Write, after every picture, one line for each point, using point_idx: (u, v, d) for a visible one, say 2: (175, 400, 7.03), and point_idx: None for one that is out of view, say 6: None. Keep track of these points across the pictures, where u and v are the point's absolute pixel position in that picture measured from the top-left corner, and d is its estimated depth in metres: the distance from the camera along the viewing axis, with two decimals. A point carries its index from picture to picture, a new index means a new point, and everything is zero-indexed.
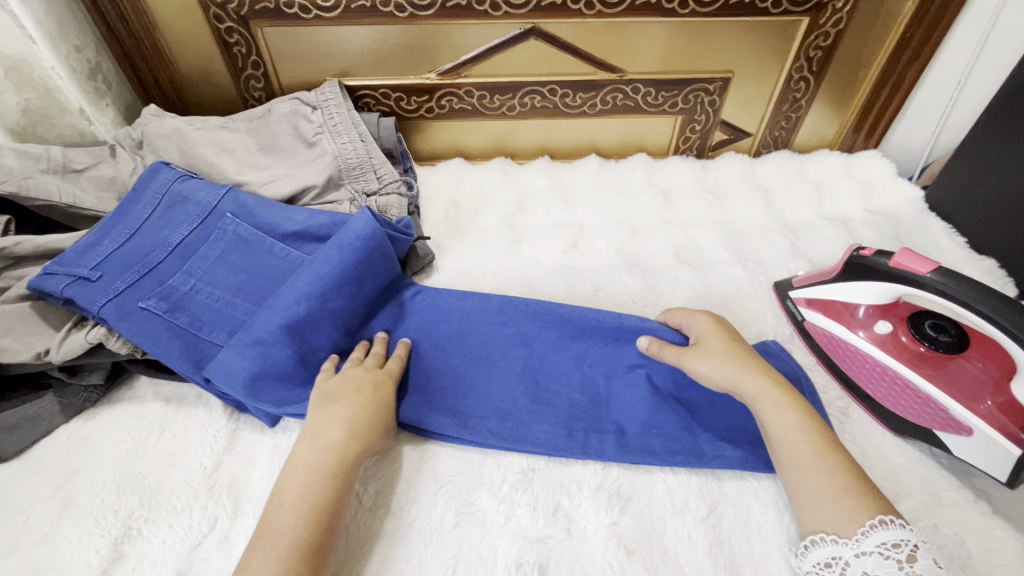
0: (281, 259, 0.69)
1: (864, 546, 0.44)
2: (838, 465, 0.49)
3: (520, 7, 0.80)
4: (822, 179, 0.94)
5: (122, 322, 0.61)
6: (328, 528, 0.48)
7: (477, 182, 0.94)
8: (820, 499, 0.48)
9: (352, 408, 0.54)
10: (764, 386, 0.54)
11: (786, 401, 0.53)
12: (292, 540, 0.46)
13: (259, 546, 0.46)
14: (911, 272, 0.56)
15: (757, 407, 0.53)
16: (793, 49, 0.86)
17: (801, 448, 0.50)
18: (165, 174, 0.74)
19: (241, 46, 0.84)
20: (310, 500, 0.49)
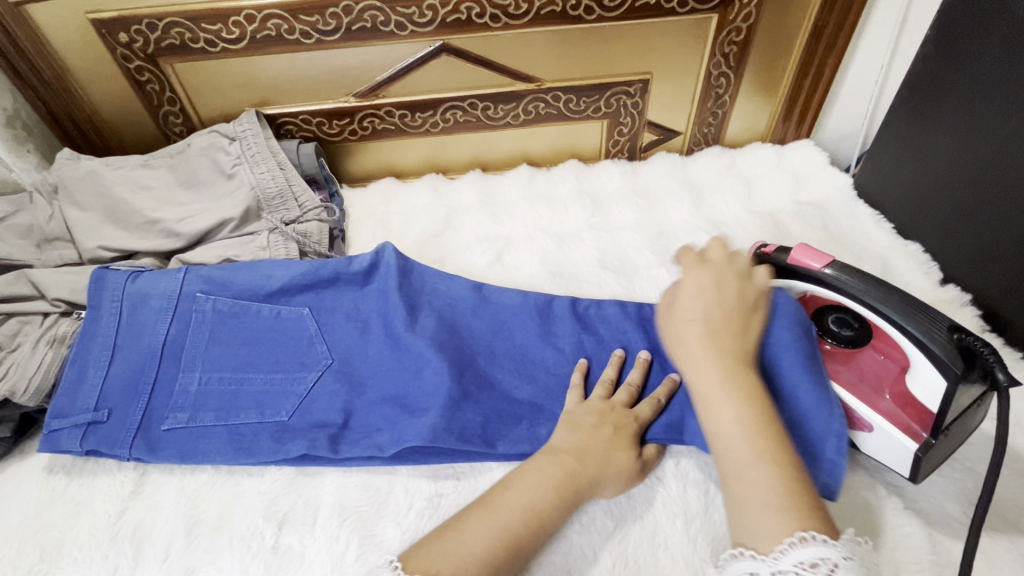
0: (276, 319, 0.71)
1: (782, 564, 0.39)
2: (764, 477, 0.43)
3: (426, 25, 0.79)
4: (753, 172, 0.93)
5: (156, 451, 0.61)
6: (539, 528, 0.49)
7: (407, 201, 0.93)
8: (741, 510, 0.43)
9: (589, 437, 0.55)
10: (708, 382, 0.48)
11: (725, 398, 0.47)
12: (507, 522, 0.47)
13: (477, 521, 0.47)
14: (807, 268, 0.55)
15: (705, 405, 0.48)
16: (708, 46, 0.85)
17: (737, 451, 0.45)
18: (113, 278, 0.69)
19: (154, 83, 0.84)
20: (539, 497, 0.49)
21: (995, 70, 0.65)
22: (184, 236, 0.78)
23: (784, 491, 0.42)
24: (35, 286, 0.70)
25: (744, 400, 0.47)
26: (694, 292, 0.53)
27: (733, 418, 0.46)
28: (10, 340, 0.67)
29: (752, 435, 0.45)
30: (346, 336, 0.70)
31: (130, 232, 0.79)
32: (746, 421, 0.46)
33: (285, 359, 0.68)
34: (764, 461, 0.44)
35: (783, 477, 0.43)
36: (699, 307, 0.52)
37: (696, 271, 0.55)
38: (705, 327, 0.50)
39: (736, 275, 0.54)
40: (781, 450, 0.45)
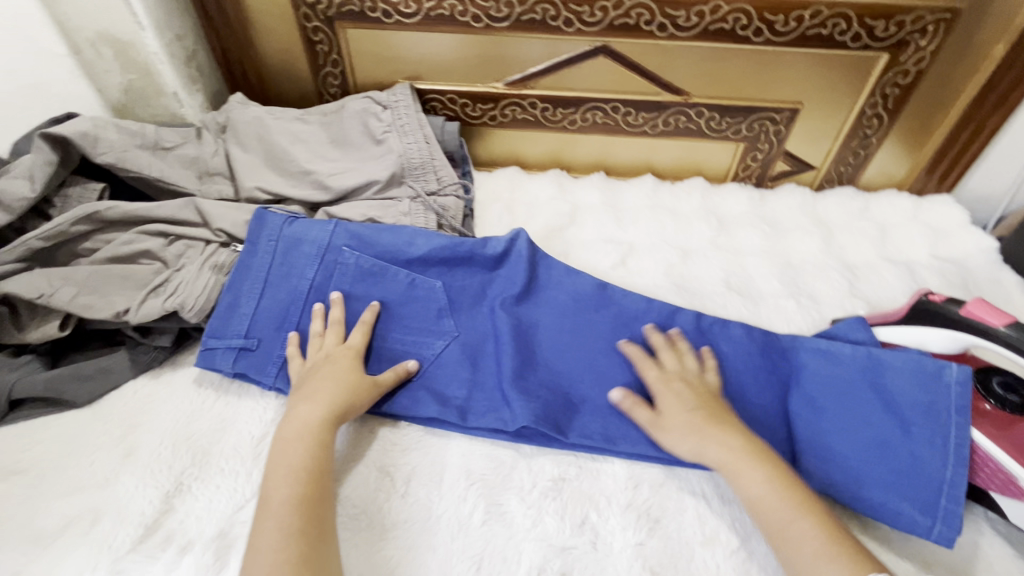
0: (411, 286, 0.72)
1: None
2: (809, 530, 0.48)
3: (593, 25, 0.81)
4: (887, 220, 0.91)
5: None
6: (314, 480, 0.51)
7: (532, 191, 0.95)
8: (799, 568, 0.47)
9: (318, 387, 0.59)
10: (728, 453, 0.54)
11: (751, 469, 0.53)
12: (281, 500, 0.49)
13: (266, 516, 0.48)
14: (983, 322, 0.56)
15: (735, 474, 0.53)
16: (868, 86, 0.84)
17: (776, 511, 0.50)
18: (272, 220, 0.73)
19: (324, 44, 0.89)
20: (299, 461, 0.52)
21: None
22: (333, 191, 0.82)
23: (834, 538, 0.48)
24: (200, 215, 0.76)
25: (770, 466, 0.53)
26: (672, 393, 0.60)
27: (760, 482, 0.52)
28: (175, 260, 0.72)
29: (783, 498, 0.51)
30: (474, 315, 0.72)
31: (285, 179, 0.84)
32: (774, 480, 0.52)
33: (414, 323, 0.70)
34: (803, 515, 0.49)
35: (822, 530, 0.48)
36: (689, 403, 0.59)
37: (662, 380, 0.62)
38: (704, 413, 0.57)
39: (691, 371, 0.63)
40: (811, 504, 0.50)
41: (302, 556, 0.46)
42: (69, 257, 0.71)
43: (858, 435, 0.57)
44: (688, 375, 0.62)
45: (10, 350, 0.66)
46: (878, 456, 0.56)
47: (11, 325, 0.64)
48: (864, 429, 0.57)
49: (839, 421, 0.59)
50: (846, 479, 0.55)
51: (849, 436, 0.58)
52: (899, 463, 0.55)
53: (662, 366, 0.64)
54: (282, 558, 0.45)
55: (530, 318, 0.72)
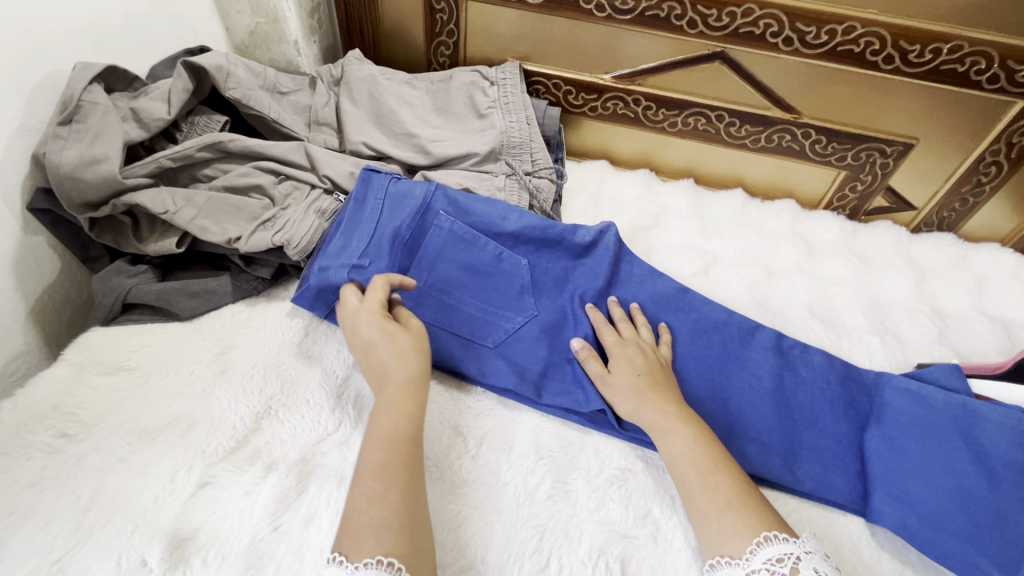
0: (498, 260, 0.73)
1: (752, 563, 0.43)
2: (723, 483, 0.50)
3: (716, 30, 0.80)
4: (985, 273, 0.87)
5: None
6: (402, 446, 0.49)
7: (619, 187, 0.96)
8: (707, 518, 0.48)
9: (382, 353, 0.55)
10: (662, 417, 0.56)
11: (675, 427, 0.55)
12: (368, 463, 0.47)
13: (355, 483, 0.46)
14: None
15: (661, 434, 0.55)
16: (995, 131, 0.80)
17: (697, 464, 0.52)
18: (377, 180, 0.72)
19: (444, 14, 0.91)
20: (388, 430, 0.50)
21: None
22: (433, 156, 0.84)
23: (735, 492, 0.49)
24: (309, 160, 0.79)
25: (691, 427, 0.55)
26: (624, 357, 0.63)
27: (684, 441, 0.54)
28: (282, 199, 0.75)
29: (701, 456, 0.52)
30: (554, 297, 0.72)
31: (389, 139, 0.86)
32: (699, 438, 0.54)
33: (499, 295, 0.71)
34: (719, 470, 0.51)
35: (733, 482, 0.50)
36: (637, 366, 0.62)
37: (629, 346, 0.64)
38: (650, 380, 0.60)
39: (647, 343, 0.66)
40: (729, 464, 0.52)
41: (390, 519, 0.44)
42: (190, 179, 0.75)
43: (937, 482, 0.56)
44: (645, 345, 0.66)
45: (129, 258, 0.72)
46: (960, 505, 0.55)
47: (132, 235, 0.70)
48: (947, 476, 0.56)
49: (918, 464, 0.58)
50: (922, 518, 0.55)
51: (929, 480, 0.57)
52: (979, 516, 0.54)
53: (620, 334, 0.67)
54: (381, 523, 0.43)
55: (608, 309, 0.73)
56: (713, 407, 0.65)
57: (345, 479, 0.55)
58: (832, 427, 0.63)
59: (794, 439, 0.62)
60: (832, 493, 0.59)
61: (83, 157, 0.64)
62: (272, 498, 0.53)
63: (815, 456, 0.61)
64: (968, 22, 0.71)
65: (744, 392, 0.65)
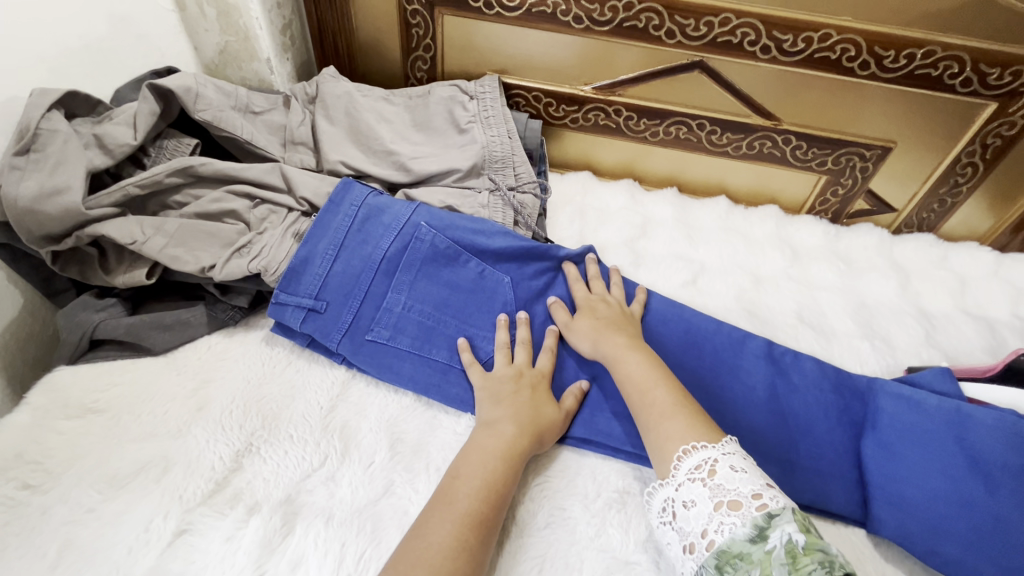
0: (480, 278, 0.72)
1: (680, 471, 0.47)
2: (659, 396, 0.54)
3: (694, 40, 0.80)
4: (966, 272, 0.88)
5: (357, 356, 0.65)
6: (496, 503, 0.51)
7: (603, 198, 0.95)
8: (646, 430, 0.53)
9: (515, 406, 0.59)
10: (617, 346, 0.62)
11: (626, 352, 0.60)
12: (467, 508, 0.49)
13: (444, 516, 0.49)
14: None
15: (616, 361, 0.61)
16: (970, 132, 0.81)
17: (637, 383, 0.57)
18: (358, 189, 0.74)
19: (420, 28, 0.89)
20: (489, 477, 0.52)
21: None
22: (413, 174, 0.82)
23: (674, 403, 0.53)
24: (285, 182, 0.76)
25: (645, 354, 0.60)
26: (589, 306, 0.68)
27: (634, 363, 0.59)
28: (258, 224, 0.72)
29: (647, 373, 0.57)
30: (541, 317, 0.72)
31: (367, 156, 0.84)
32: (649, 363, 0.59)
33: (481, 313, 0.70)
34: (658, 386, 0.56)
35: (672, 396, 0.54)
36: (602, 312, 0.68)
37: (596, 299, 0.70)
38: (609, 321, 0.66)
39: (613, 299, 0.70)
40: (673, 382, 0.56)
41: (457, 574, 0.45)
42: (160, 207, 0.72)
43: (937, 491, 0.56)
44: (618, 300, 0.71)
45: (95, 291, 0.69)
46: (961, 512, 0.54)
47: (99, 266, 0.67)
48: (945, 481, 0.56)
49: (917, 472, 0.57)
50: (922, 526, 0.55)
51: (928, 486, 0.56)
52: (979, 523, 0.53)
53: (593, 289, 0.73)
54: (435, 567, 0.45)
55: None
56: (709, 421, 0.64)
57: (334, 518, 0.53)
58: (828, 437, 0.62)
59: (793, 452, 0.61)
60: (833, 505, 0.59)
61: (43, 189, 0.61)
62: (256, 543, 0.50)
63: (813, 467, 0.61)
64: (940, 28, 0.72)
65: (738, 405, 0.65)
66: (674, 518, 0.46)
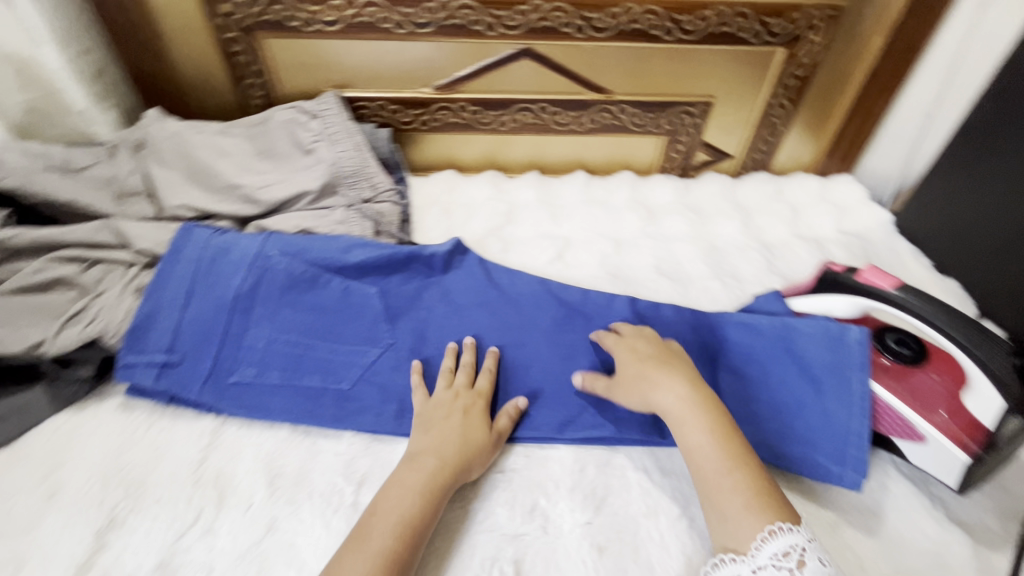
0: (345, 295, 0.72)
1: (758, 559, 0.46)
2: (739, 485, 0.50)
3: (514, 29, 0.84)
4: (798, 200, 0.98)
5: (223, 401, 0.63)
6: (413, 540, 0.50)
7: (467, 193, 0.97)
8: (724, 518, 0.49)
9: (442, 433, 0.58)
10: (678, 404, 0.56)
11: (694, 418, 0.54)
12: (380, 546, 0.48)
13: (356, 556, 0.47)
14: (877, 287, 0.60)
15: (677, 423, 0.55)
16: (770, 78, 0.91)
17: (711, 463, 0.52)
18: (199, 232, 0.72)
19: (244, 55, 0.87)
20: (409, 512, 0.51)
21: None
22: (263, 204, 0.81)
23: (752, 492, 0.49)
24: (119, 237, 0.72)
25: (711, 416, 0.55)
26: (627, 349, 0.63)
27: (701, 433, 0.54)
28: (94, 285, 0.68)
29: (721, 453, 0.52)
30: (415, 322, 0.73)
31: (211, 194, 0.81)
32: (717, 431, 0.53)
33: (351, 329, 0.70)
34: (735, 470, 0.51)
35: (750, 481, 0.50)
36: (638, 353, 0.62)
37: (634, 341, 0.64)
38: (656, 360, 0.61)
39: (653, 334, 0.65)
40: (748, 461, 0.52)
41: None
42: None
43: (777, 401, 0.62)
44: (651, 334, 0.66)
45: None
46: (797, 415, 0.61)
47: None
48: (782, 390, 0.63)
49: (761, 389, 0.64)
50: (771, 437, 0.60)
51: (769, 398, 0.62)
52: (813, 420, 0.60)
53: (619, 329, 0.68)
54: None
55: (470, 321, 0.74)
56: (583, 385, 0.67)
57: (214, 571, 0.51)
58: None
59: None
60: None
61: None
62: None
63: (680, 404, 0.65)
64: None
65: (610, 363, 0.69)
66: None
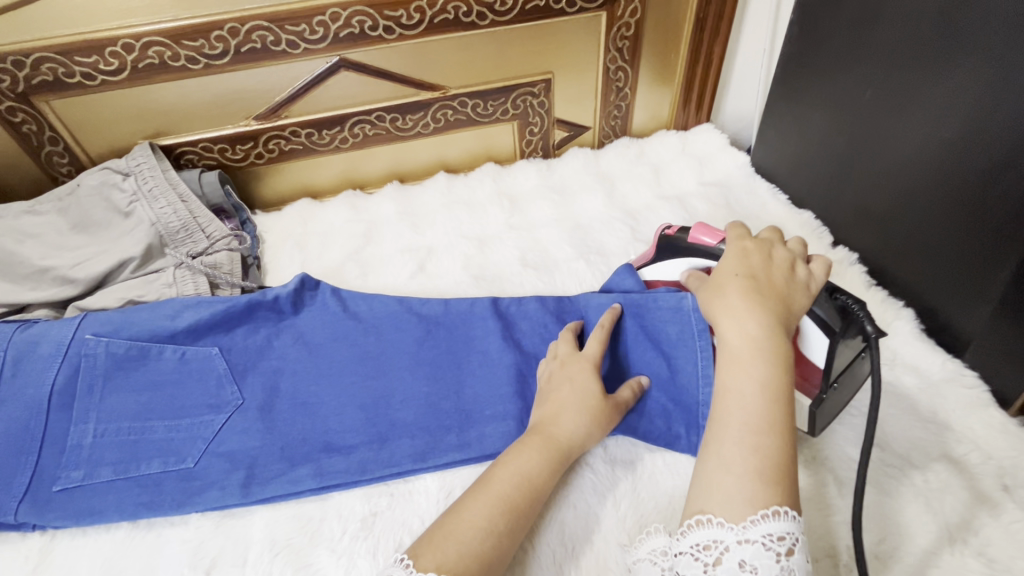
0: (181, 363, 0.66)
1: (749, 534, 0.38)
2: (768, 448, 0.41)
3: (319, 42, 0.79)
4: (661, 159, 0.98)
5: (46, 514, 0.57)
6: (531, 497, 0.49)
7: (323, 220, 0.91)
8: (726, 470, 0.41)
9: (563, 399, 0.56)
10: (744, 340, 0.45)
11: (754, 357, 0.44)
12: (501, 492, 0.48)
13: (475, 497, 0.48)
14: (705, 245, 0.61)
15: (734, 359, 0.45)
16: (601, 43, 0.89)
17: (745, 411, 0.43)
18: (1, 330, 0.65)
19: (30, 124, 0.78)
20: (526, 468, 0.50)
21: (859, 29, 0.69)
22: (81, 282, 0.74)
23: (769, 464, 0.40)
24: None
25: (778, 365, 0.44)
26: (737, 258, 0.52)
27: (753, 381, 0.44)
28: None
29: (761, 406, 0.43)
30: (262, 378, 0.66)
31: (18, 284, 0.73)
32: (772, 386, 0.43)
33: (190, 400, 0.64)
34: (773, 431, 0.42)
35: (780, 448, 0.41)
36: (748, 267, 0.50)
37: (753, 255, 0.52)
38: (752, 287, 0.48)
39: (780, 250, 0.52)
40: (786, 427, 0.42)
41: (480, 558, 0.44)
42: None
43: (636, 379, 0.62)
44: (768, 248, 0.52)
45: None
46: (652, 390, 0.61)
47: None
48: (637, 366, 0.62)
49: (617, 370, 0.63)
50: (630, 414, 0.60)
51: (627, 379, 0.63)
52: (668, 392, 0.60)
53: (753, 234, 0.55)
54: (465, 545, 0.44)
55: (321, 362, 0.67)
56: (448, 403, 0.64)
57: None
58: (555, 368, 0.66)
59: (528, 395, 0.63)
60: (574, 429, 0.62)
61: None
62: None
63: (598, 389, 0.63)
64: None
65: (474, 373, 0.66)
66: (715, 564, 0.39)
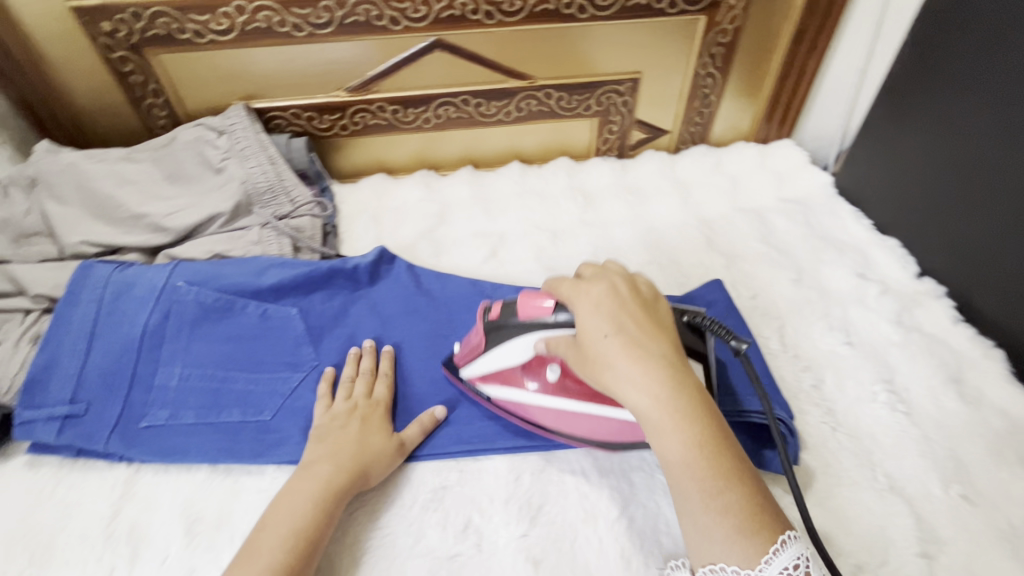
0: (262, 320, 0.68)
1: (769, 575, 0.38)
2: (735, 501, 0.40)
3: (420, 21, 0.80)
4: (739, 169, 0.96)
5: (133, 448, 0.59)
6: (311, 547, 0.49)
7: (399, 197, 0.92)
8: (709, 538, 0.40)
9: (336, 442, 0.56)
10: (658, 410, 0.42)
11: (677, 421, 0.42)
12: (277, 553, 0.47)
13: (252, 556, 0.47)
14: (541, 313, 0.51)
15: (659, 431, 0.42)
16: (694, 47, 0.88)
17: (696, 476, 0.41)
18: (101, 268, 0.67)
19: (138, 75, 0.82)
20: (296, 524, 0.49)
21: (979, 56, 0.67)
22: (173, 231, 0.77)
23: (745, 515, 0.40)
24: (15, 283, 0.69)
25: (703, 420, 0.42)
26: (603, 306, 0.45)
27: (681, 446, 0.41)
28: None
29: (701, 459, 0.41)
30: (338, 343, 0.68)
31: (115, 227, 0.77)
32: (705, 442, 0.41)
33: (271, 355, 0.66)
34: (729, 486, 0.41)
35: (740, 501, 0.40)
36: (613, 321, 0.45)
37: (614, 301, 0.46)
38: (629, 336, 0.44)
39: (620, 279, 0.48)
40: (742, 478, 0.41)
41: None
42: None
43: None
44: (605, 283, 0.47)
45: None
46: None
47: None
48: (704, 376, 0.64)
49: None
50: None
51: None
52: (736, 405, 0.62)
53: (584, 277, 0.49)
54: None
55: (394, 335, 0.69)
56: None
57: None
58: None
59: None
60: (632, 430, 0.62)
61: None
62: None
63: None
64: None
65: None
66: None
